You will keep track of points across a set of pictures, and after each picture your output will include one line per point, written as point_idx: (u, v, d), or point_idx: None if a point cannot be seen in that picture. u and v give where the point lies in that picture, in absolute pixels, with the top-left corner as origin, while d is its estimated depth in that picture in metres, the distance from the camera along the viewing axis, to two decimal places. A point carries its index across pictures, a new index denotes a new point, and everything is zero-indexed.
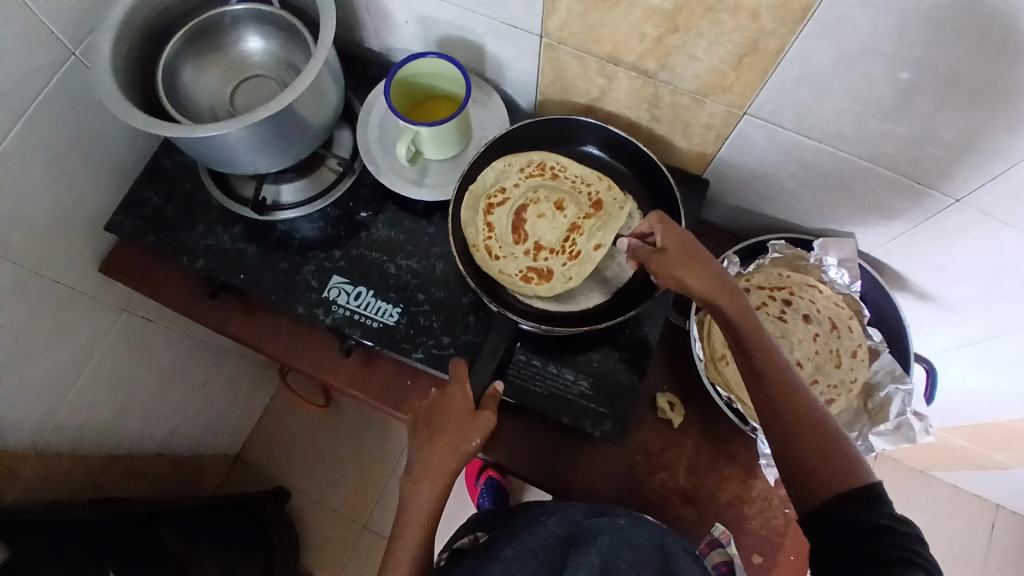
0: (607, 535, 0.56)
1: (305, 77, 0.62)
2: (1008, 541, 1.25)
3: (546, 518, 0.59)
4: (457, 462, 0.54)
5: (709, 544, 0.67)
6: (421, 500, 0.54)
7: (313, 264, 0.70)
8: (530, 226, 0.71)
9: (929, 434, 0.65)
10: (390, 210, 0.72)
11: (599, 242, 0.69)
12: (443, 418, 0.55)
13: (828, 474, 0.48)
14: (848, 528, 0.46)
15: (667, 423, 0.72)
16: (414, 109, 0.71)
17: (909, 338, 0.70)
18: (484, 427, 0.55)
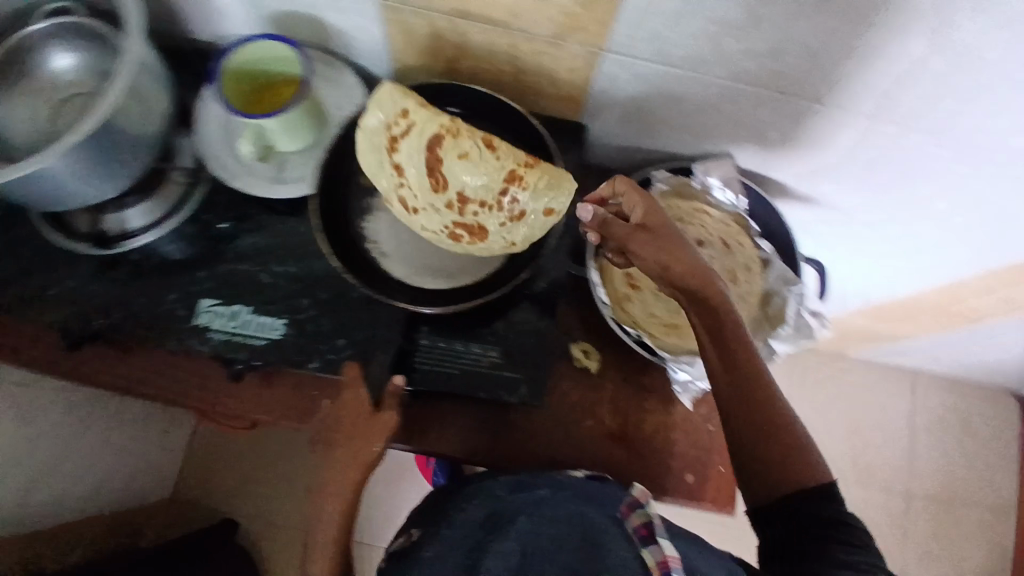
0: (526, 515, 0.58)
1: (113, 93, 0.55)
2: (922, 400, 1.37)
3: (468, 503, 0.60)
4: (361, 469, 0.57)
5: (629, 505, 0.58)
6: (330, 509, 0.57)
7: (176, 292, 0.65)
8: (448, 167, 0.59)
9: (825, 328, 0.69)
10: (254, 215, 0.66)
11: (549, 207, 0.57)
12: (344, 429, 0.57)
13: (788, 467, 0.50)
14: (795, 517, 0.50)
15: (585, 371, 0.72)
16: (260, 97, 0.63)
17: (794, 243, 0.72)
18: (383, 428, 0.56)
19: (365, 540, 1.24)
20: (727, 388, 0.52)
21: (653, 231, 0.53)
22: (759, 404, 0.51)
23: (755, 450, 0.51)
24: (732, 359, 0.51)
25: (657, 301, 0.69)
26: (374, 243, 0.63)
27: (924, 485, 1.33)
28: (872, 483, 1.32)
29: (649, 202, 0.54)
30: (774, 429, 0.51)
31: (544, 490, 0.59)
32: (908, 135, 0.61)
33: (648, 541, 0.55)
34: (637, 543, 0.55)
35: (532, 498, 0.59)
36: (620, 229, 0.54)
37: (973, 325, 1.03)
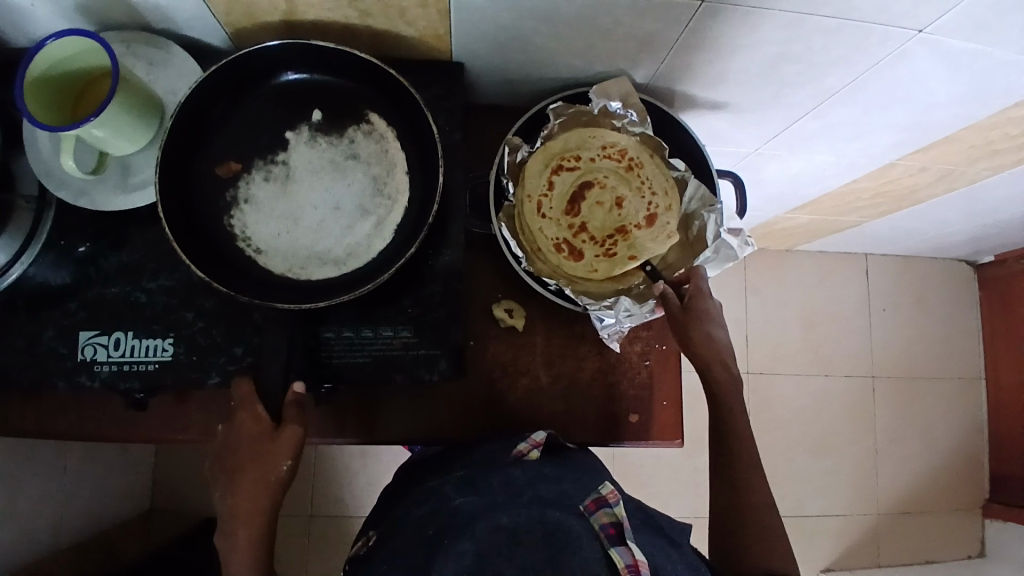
0: (481, 519, 0.48)
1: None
2: (878, 282, 1.37)
3: (418, 507, 0.54)
4: (271, 493, 0.54)
5: (596, 501, 0.51)
6: (244, 547, 0.53)
7: (52, 328, 0.59)
8: (587, 207, 0.68)
9: (748, 246, 0.65)
10: (114, 229, 0.60)
11: (634, 255, 0.66)
12: (248, 454, 0.54)
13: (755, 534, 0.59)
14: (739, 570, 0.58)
15: (512, 330, 0.69)
16: (86, 81, 0.56)
17: (708, 157, 0.67)
18: (289, 444, 0.54)
19: (353, 512, 1.25)
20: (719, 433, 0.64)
21: (691, 309, 0.63)
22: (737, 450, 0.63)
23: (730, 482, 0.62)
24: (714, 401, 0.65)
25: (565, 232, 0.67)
26: (244, 239, 0.58)
27: (886, 364, 1.36)
28: (837, 373, 1.34)
29: (708, 291, 0.64)
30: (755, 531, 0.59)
31: (502, 495, 0.50)
32: (807, 22, 0.55)
33: (616, 541, 0.48)
34: (603, 542, 0.48)
35: (485, 502, 0.50)
36: (674, 304, 0.63)
37: (911, 204, 1.01)
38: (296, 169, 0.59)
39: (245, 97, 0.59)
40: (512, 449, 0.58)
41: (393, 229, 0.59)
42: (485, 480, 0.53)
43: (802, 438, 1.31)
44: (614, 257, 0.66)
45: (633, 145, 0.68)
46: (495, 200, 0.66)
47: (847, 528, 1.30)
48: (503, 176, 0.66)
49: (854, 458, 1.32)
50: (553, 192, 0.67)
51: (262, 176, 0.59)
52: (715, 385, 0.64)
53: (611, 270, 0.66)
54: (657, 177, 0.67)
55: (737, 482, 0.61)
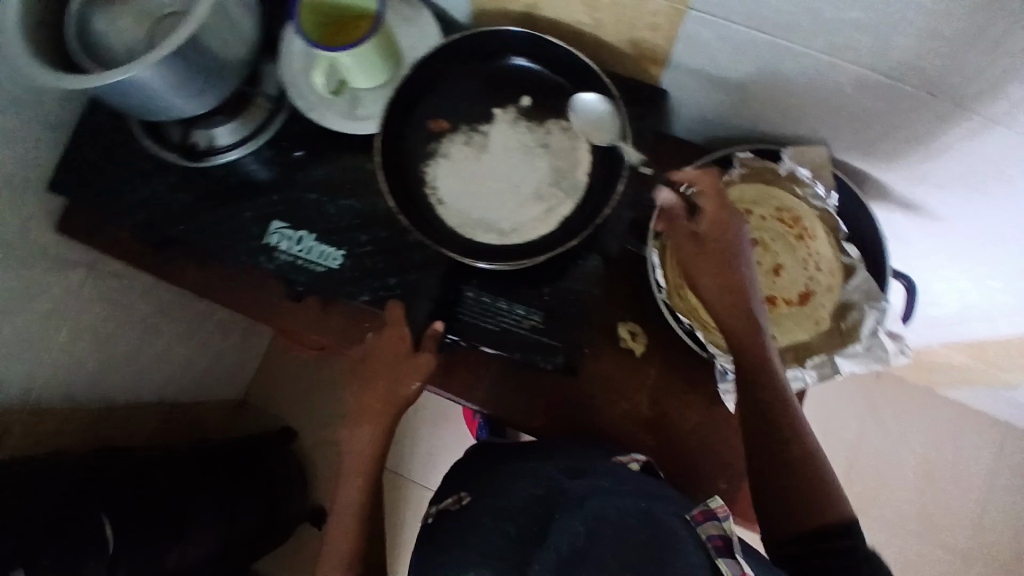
0: (594, 498, 0.52)
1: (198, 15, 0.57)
2: (1013, 456, 1.22)
3: (522, 482, 0.57)
4: (399, 401, 0.63)
5: (703, 513, 0.52)
6: (367, 436, 0.63)
7: (252, 210, 0.68)
8: None
9: (903, 355, 0.62)
10: (325, 146, 0.69)
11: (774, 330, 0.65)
12: (386, 363, 0.63)
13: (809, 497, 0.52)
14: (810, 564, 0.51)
15: (628, 352, 0.69)
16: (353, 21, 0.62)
17: (887, 254, 0.65)
18: (420, 368, 0.62)
19: (403, 472, 1.29)
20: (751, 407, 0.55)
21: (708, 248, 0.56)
22: (783, 430, 0.54)
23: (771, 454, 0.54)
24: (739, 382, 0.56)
25: None
26: (431, 188, 0.63)
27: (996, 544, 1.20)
28: (933, 532, 1.21)
29: (721, 208, 0.57)
30: (807, 511, 0.52)
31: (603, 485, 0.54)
32: None
33: (724, 553, 0.48)
34: (710, 552, 0.48)
35: (595, 485, 0.54)
36: (683, 225, 0.58)
37: None
38: (492, 142, 0.63)
39: (472, 67, 0.64)
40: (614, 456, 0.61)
41: (558, 222, 0.62)
42: (591, 470, 0.57)
43: None
44: None
45: (809, 217, 0.66)
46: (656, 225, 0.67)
47: None
48: None
49: None
50: None
51: (462, 139, 0.64)
52: (750, 372, 0.55)
53: None
54: (825, 255, 0.66)
55: (797, 489, 0.53)
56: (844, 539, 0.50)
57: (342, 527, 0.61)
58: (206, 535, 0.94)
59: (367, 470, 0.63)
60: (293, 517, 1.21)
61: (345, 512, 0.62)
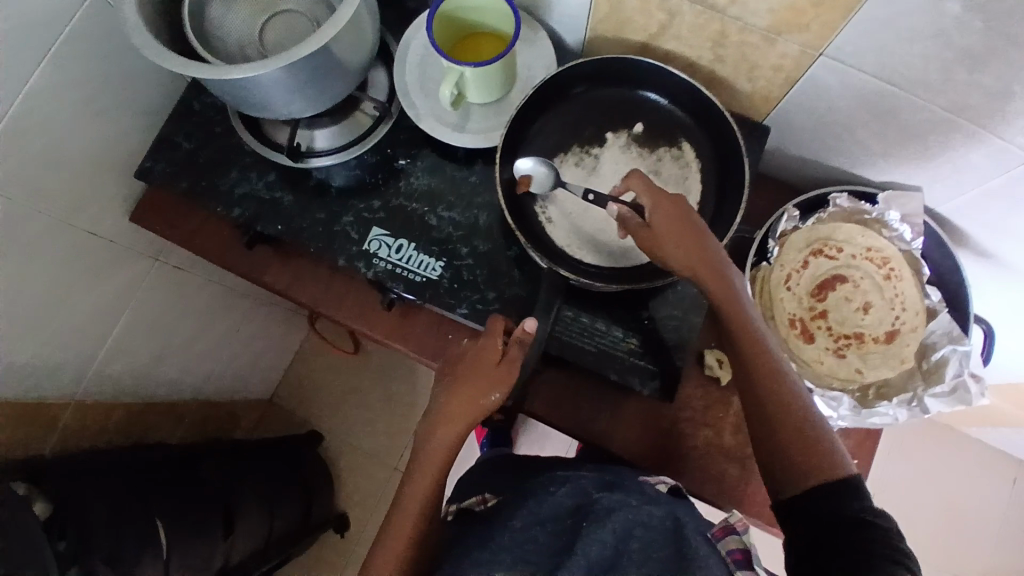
0: (619, 513, 0.53)
1: (327, 29, 0.57)
2: None
3: (556, 488, 0.58)
4: (477, 413, 0.59)
5: (722, 529, 0.55)
6: (438, 443, 0.59)
7: (351, 215, 0.68)
8: (833, 298, 0.68)
9: (984, 396, 0.63)
10: (430, 156, 0.69)
11: (860, 366, 0.67)
12: (470, 371, 0.60)
13: (805, 446, 0.50)
14: (819, 511, 0.48)
15: (713, 379, 0.70)
16: (479, 40, 0.64)
17: (969, 298, 0.67)
18: (502, 381, 0.59)
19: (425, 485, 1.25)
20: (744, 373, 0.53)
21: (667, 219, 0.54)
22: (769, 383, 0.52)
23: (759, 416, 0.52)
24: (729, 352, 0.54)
25: (803, 312, 0.68)
26: (542, 206, 0.64)
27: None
28: None
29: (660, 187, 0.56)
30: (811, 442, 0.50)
31: (633, 498, 0.54)
32: None
33: (744, 566, 0.51)
34: (730, 565, 0.51)
35: (620, 499, 0.54)
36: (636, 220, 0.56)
37: None
38: (605, 166, 0.65)
39: (595, 94, 0.66)
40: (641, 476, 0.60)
41: None
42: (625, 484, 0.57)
43: None
44: (843, 356, 0.67)
45: (897, 258, 0.68)
46: (754, 255, 0.70)
47: None
48: (770, 237, 0.70)
49: None
50: (804, 270, 0.69)
51: (574, 161, 0.65)
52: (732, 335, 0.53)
53: (836, 370, 0.67)
54: (910, 296, 0.68)
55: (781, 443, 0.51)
56: (851, 511, 0.47)
57: (402, 523, 0.57)
58: (243, 538, 0.92)
59: (435, 472, 0.58)
60: (321, 517, 1.18)
61: (407, 509, 0.58)
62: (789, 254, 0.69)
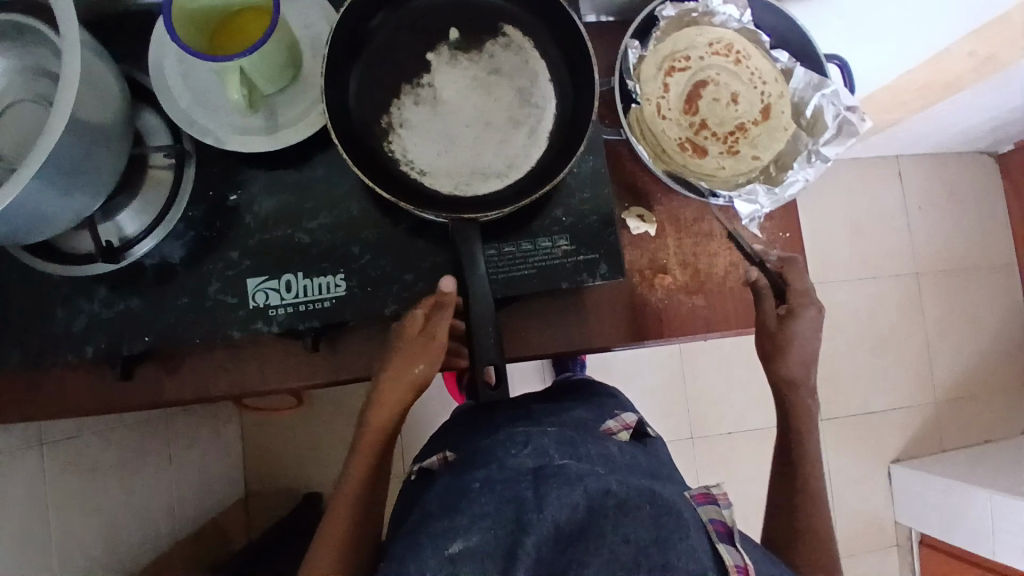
0: (589, 478, 0.50)
1: (61, 98, 0.45)
2: (911, 182, 1.42)
3: (517, 450, 0.54)
4: (407, 387, 0.58)
5: (704, 497, 0.58)
6: (375, 417, 0.58)
7: (216, 280, 0.58)
8: (705, 104, 0.68)
9: (865, 121, 0.67)
10: (261, 175, 0.59)
11: (757, 153, 0.68)
12: (403, 348, 0.58)
13: (824, 549, 0.61)
14: (801, 559, 0.61)
15: (645, 235, 0.70)
16: (233, 21, 0.53)
17: (813, 45, 0.69)
18: (431, 353, 0.57)
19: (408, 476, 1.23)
20: (792, 462, 0.65)
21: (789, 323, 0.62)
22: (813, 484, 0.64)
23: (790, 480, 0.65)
24: (787, 434, 0.66)
25: (687, 130, 0.68)
26: (405, 162, 0.58)
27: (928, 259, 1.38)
28: (884, 271, 1.39)
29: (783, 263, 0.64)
30: (825, 537, 0.62)
31: (601, 466, 0.53)
32: None
33: (724, 539, 0.53)
34: (713, 535, 0.54)
35: (586, 466, 0.52)
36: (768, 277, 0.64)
37: (951, 95, 1.04)
38: (442, 89, 0.59)
39: (392, 20, 0.59)
40: (603, 424, 0.67)
41: (546, 139, 0.59)
42: (584, 447, 0.57)
43: (859, 340, 1.37)
44: (738, 151, 0.68)
45: (737, 39, 0.69)
46: (623, 103, 0.67)
47: (909, 416, 1.38)
48: (629, 80, 0.68)
49: (907, 348, 1.39)
50: (668, 93, 0.68)
51: (412, 100, 0.59)
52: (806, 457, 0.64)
53: (739, 167, 0.68)
54: (764, 68, 0.69)
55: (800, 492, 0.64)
56: None
57: (344, 498, 0.58)
58: None
59: (375, 438, 0.59)
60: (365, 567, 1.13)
61: (350, 480, 0.58)
62: (649, 85, 0.68)
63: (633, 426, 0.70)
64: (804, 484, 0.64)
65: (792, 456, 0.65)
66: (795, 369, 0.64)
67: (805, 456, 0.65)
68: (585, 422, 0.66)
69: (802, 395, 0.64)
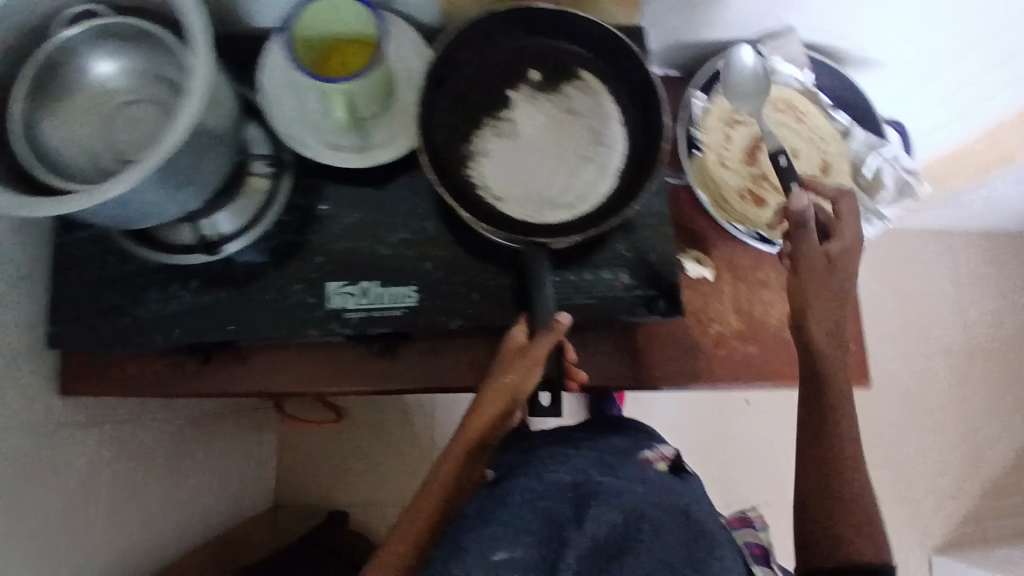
0: (625, 494, 0.58)
1: (188, 103, 0.49)
2: (961, 255, 1.41)
3: (557, 467, 0.63)
4: (501, 399, 0.57)
5: (740, 520, 0.68)
6: (467, 424, 0.58)
7: (299, 281, 0.62)
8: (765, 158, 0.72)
9: (923, 184, 0.71)
10: (349, 189, 0.65)
11: (814, 207, 0.71)
12: (506, 363, 0.58)
13: (851, 524, 0.54)
14: (826, 561, 0.54)
15: (702, 279, 0.72)
16: (341, 51, 0.59)
17: (873, 110, 0.72)
18: (529, 367, 0.56)
19: None
20: (829, 442, 0.57)
21: (831, 256, 0.60)
22: (844, 423, 0.57)
23: (823, 479, 0.56)
24: (815, 394, 0.58)
25: (747, 181, 0.72)
26: (483, 189, 0.62)
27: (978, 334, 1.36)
28: (931, 342, 1.37)
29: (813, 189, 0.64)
30: (860, 518, 0.54)
31: (640, 486, 0.60)
32: None
33: (760, 559, 0.62)
34: (750, 557, 0.62)
35: (623, 483, 0.60)
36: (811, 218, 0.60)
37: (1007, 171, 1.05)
38: (522, 125, 0.63)
39: (479, 58, 0.64)
40: (642, 453, 0.68)
41: (615, 177, 0.63)
42: (623, 467, 0.63)
43: (902, 410, 1.34)
44: None
45: (799, 98, 0.72)
46: (687, 151, 0.71)
47: (953, 496, 1.33)
48: (693, 130, 0.71)
49: (953, 424, 1.35)
50: (730, 145, 0.72)
51: (492, 132, 0.63)
52: (841, 420, 0.57)
53: None
54: (824, 128, 0.72)
55: (838, 497, 0.55)
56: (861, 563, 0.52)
57: (422, 499, 0.57)
58: None
59: (464, 447, 0.58)
60: None
61: (433, 483, 0.57)
62: (711, 136, 0.72)
63: (671, 458, 0.70)
64: (835, 453, 0.56)
65: (816, 416, 0.58)
66: (824, 327, 0.59)
67: (843, 419, 0.57)
68: (624, 451, 0.67)
69: (838, 312, 0.59)
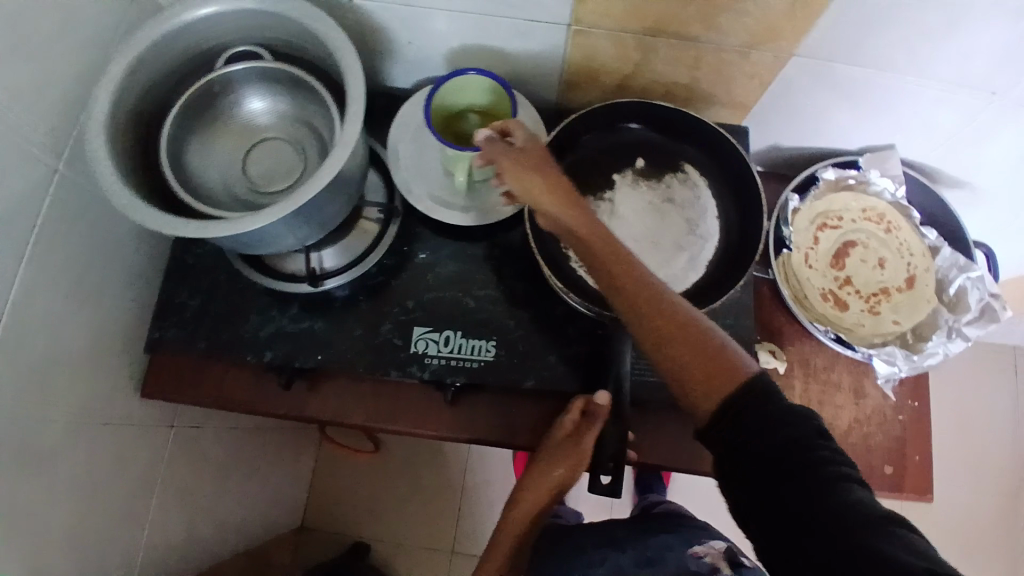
0: None
1: (336, 154, 0.53)
2: None
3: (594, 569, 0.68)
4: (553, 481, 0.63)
5: None
6: (528, 499, 0.66)
7: (390, 321, 0.66)
8: (851, 263, 0.73)
9: (1007, 309, 0.68)
10: (447, 242, 0.68)
11: (897, 318, 0.71)
12: (554, 453, 0.62)
13: (708, 365, 0.48)
14: (769, 458, 0.43)
15: (773, 369, 0.71)
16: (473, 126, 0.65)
17: (964, 230, 0.73)
18: (577, 458, 0.61)
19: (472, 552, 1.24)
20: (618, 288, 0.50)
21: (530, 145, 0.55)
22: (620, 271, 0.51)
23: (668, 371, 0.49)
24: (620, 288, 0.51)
25: (831, 284, 0.72)
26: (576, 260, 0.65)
27: None
28: None
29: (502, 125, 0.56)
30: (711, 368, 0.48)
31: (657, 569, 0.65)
32: None
33: None
34: None
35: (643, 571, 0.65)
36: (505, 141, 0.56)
37: None
38: (620, 206, 0.66)
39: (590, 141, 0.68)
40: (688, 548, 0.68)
41: (705, 266, 0.65)
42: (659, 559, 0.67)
43: None
44: (879, 314, 0.71)
45: (889, 210, 0.74)
46: (774, 248, 0.73)
47: None
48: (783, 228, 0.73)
49: None
50: (817, 247, 0.73)
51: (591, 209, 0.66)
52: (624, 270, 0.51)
53: (875, 329, 0.71)
54: (912, 242, 0.73)
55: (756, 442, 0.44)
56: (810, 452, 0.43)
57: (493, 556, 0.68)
58: None
59: (526, 514, 0.68)
60: None
61: (500, 543, 0.68)
62: (798, 236, 0.73)
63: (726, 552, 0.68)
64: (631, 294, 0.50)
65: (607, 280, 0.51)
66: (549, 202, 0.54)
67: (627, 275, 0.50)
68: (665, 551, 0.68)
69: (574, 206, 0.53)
